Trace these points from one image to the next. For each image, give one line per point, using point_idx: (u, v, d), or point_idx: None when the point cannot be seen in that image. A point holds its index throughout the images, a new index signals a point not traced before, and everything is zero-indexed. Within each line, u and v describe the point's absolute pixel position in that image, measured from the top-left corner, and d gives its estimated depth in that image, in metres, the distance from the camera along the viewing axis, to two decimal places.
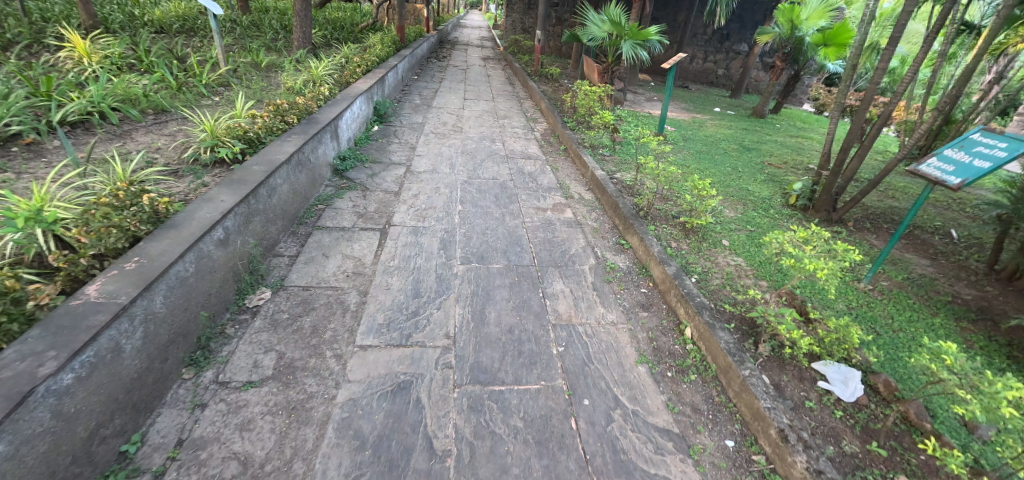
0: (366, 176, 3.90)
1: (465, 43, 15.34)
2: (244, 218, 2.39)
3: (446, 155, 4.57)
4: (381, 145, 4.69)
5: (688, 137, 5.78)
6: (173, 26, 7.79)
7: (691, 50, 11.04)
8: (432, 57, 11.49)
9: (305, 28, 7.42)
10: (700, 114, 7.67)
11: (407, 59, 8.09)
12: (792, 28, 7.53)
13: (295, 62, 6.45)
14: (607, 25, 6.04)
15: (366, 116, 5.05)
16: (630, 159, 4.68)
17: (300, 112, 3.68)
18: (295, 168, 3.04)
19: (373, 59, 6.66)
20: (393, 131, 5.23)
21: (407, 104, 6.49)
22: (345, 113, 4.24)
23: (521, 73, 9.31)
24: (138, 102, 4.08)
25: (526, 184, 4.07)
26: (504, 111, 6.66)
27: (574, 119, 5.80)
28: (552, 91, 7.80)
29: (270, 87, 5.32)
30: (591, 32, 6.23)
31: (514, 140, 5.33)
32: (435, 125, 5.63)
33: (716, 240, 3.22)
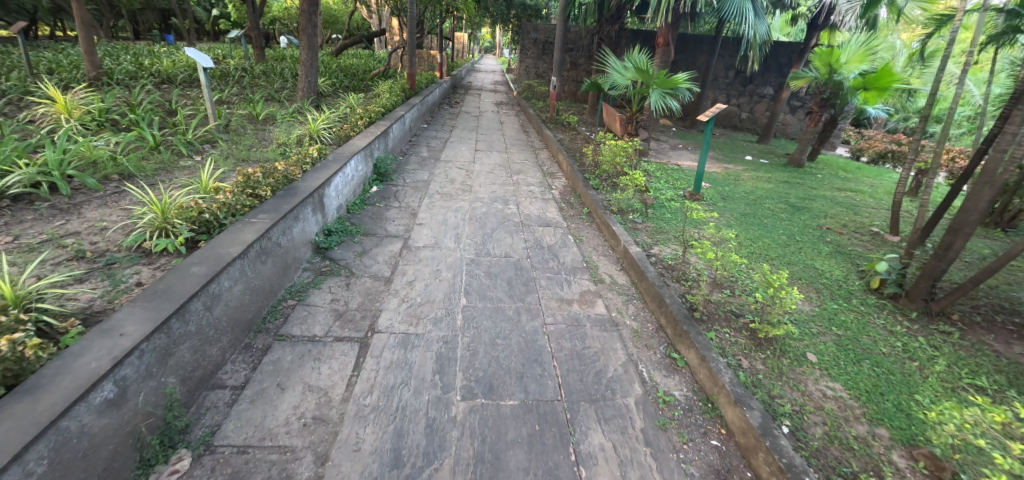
0: (355, 254, 3.27)
1: (479, 88, 15.28)
2: (160, 352, 1.72)
3: (451, 223, 3.94)
4: (377, 211, 4.09)
5: (727, 196, 5.09)
6: (178, 75, 7.59)
7: (712, 93, 10.57)
8: (444, 103, 11.25)
9: (312, 78, 7.11)
10: (733, 164, 7.01)
11: (416, 108, 7.73)
12: (830, 72, 6.85)
13: (296, 114, 6.06)
14: (631, 72, 5.51)
15: (364, 176, 4.50)
16: (667, 229, 3.99)
17: (277, 182, 3.10)
18: (257, 260, 2.41)
19: (379, 110, 6.25)
20: (394, 192, 4.65)
21: (413, 158, 5.98)
22: (336, 177, 3.67)
23: (536, 119, 8.88)
24: (103, 167, 3.58)
25: (545, 263, 3.38)
26: (518, 164, 6.10)
27: (596, 176, 5.17)
28: (569, 140, 7.27)
29: (262, 144, 4.85)
30: (612, 79, 5.69)
31: (530, 201, 4.69)
32: (441, 183, 5.06)
33: (800, 355, 2.47)
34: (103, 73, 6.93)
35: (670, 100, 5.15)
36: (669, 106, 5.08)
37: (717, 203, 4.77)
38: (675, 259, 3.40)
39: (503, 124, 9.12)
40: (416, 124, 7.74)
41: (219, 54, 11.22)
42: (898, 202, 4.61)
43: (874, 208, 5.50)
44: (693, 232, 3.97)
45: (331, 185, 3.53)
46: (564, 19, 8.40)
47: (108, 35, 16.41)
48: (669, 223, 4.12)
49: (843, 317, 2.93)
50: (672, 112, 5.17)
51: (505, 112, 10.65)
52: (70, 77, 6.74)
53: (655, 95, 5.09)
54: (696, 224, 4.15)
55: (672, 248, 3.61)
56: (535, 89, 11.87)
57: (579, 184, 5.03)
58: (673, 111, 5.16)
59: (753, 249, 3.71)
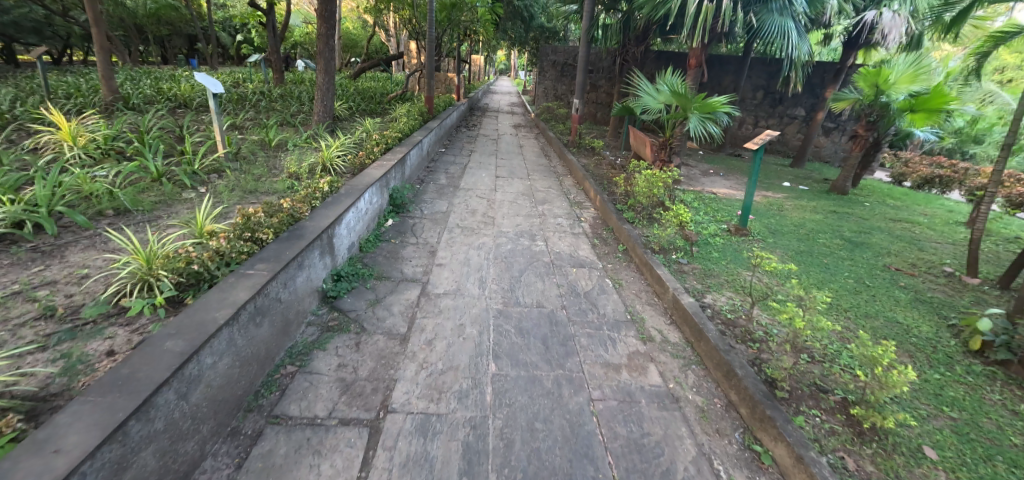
0: (367, 303, 2.87)
1: (495, 110, 15.11)
2: (111, 468, 1.32)
3: (473, 264, 3.54)
4: (392, 249, 3.72)
5: (776, 230, 4.61)
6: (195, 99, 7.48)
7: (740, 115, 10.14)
8: (461, 126, 11.04)
9: (327, 102, 6.90)
10: (771, 191, 6.52)
11: (434, 132, 7.46)
12: (876, 93, 6.33)
13: (310, 140, 5.81)
14: (665, 95, 5.16)
15: (379, 208, 4.16)
16: (717, 271, 3.52)
17: (282, 222, 2.75)
18: (251, 324, 2.03)
19: (396, 136, 5.97)
20: (411, 225, 4.29)
21: (431, 186, 5.65)
22: (348, 213, 3.32)
23: (557, 143, 8.54)
24: (98, 201, 3.29)
25: (583, 315, 2.93)
26: (542, 192, 5.72)
27: (629, 208, 4.77)
28: (593, 166, 6.89)
29: (271, 174, 4.56)
30: (644, 103, 5.35)
31: (557, 236, 4.28)
32: (461, 215, 4.70)
33: (918, 452, 1.95)
34: (120, 97, 6.83)
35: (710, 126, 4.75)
36: (710, 133, 4.67)
37: (767, 239, 4.28)
38: (734, 313, 2.93)
39: (523, 148, 8.81)
40: (434, 148, 7.46)
41: (239, 77, 11.22)
42: (976, 239, 4.06)
43: (938, 243, 4.95)
44: (748, 276, 3.50)
45: (342, 223, 3.17)
46: (587, 41, 8.12)
47: (136, 60, 16.82)
48: (718, 264, 3.66)
49: (951, 392, 2.41)
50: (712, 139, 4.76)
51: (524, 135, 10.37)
52: (87, 102, 6.65)
53: (695, 121, 4.69)
54: (749, 266, 3.67)
55: (728, 296, 3.14)
56: (554, 112, 11.60)
57: (612, 216, 4.62)
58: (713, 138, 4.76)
59: (821, 298, 3.21)
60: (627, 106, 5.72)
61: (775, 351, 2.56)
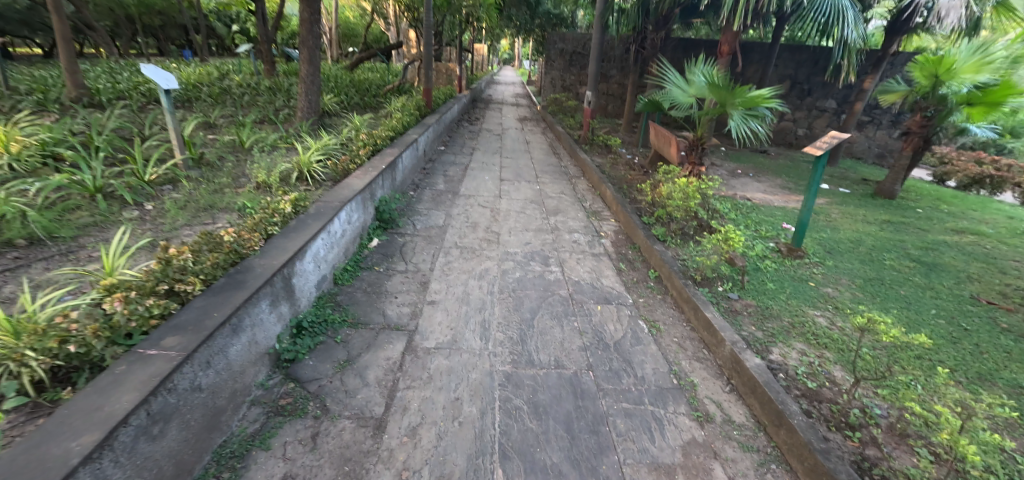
0: (334, 365, 2.21)
1: (499, 102, 14.31)
2: None
3: (473, 301, 2.86)
4: (375, 281, 3.05)
5: (832, 249, 3.89)
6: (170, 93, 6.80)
7: None
8: (463, 120, 10.31)
9: (313, 97, 6.20)
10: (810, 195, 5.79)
11: (431, 129, 6.76)
12: (934, 84, 5.51)
13: (290, 140, 5.12)
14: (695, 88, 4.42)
15: (361, 226, 3.48)
16: (777, 312, 2.82)
17: (218, 264, 2.07)
18: (142, 439, 1.38)
19: (387, 134, 5.28)
20: (401, 245, 3.62)
21: (426, 193, 4.96)
22: (316, 241, 2.65)
23: (567, 140, 7.81)
24: (7, 226, 2.64)
25: (615, 379, 2.25)
26: (553, 200, 5.02)
27: (658, 222, 4.07)
28: (609, 167, 6.17)
29: (238, 184, 3.89)
30: (670, 97, 4.60)
31: (574, 259, 3.59)
32: (460, 231, 4.00)
33: None
34: (86, 92, 6.17)
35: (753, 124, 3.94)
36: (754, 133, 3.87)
37: (826, 262, 3.57)
38: (814, 379, 2.24)
39: (530, 145, 8.07)
40: (431, 147, 6.76)
41: (226, 69, 10.50)
42: None
43: (1019, 260, 4.22)
44: (816, 317, 2.81)
45: (306, 256, 2.51)
46: (601, 28, 7.34)
47: (127, 51, 16.14)
48: (776, 299, 2.96)
49: None
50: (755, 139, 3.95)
51: (530, 130, 9.62)
52: (47, 97, 5.98)
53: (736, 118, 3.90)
54: (813, 302, 2.97)
55: (799, 351, 2.46)
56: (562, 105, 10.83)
57: (637, 233, 3.91)
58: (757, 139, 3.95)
59: (916, 351, 2.51)
60: (650, 102, 4.91)
61: (883, 445, 1.88)
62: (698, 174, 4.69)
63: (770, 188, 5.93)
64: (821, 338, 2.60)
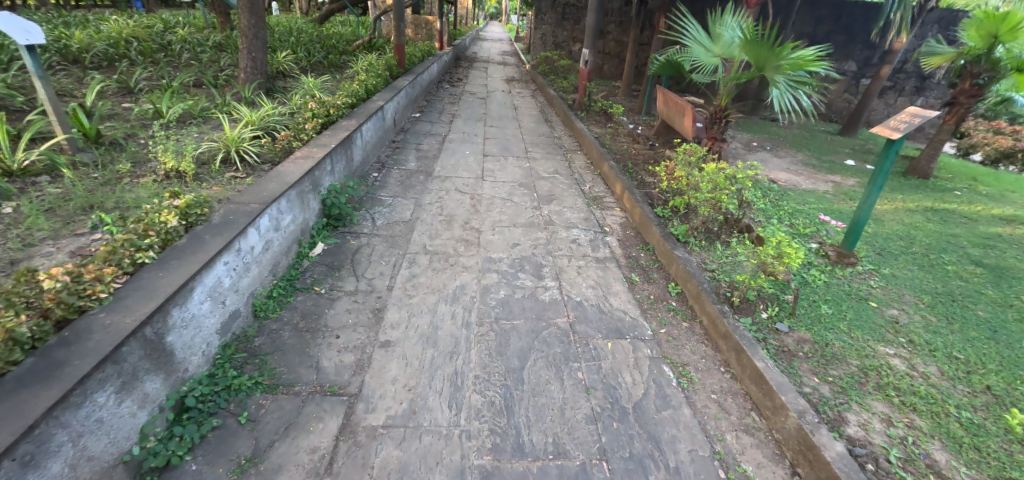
0: (228, 469, 1.51)
1: (484, 60, 13.05)
2: None
3: (442, 341, 2.13)
4: (311, 310, 2.28)
5: (881, 250, 3.23)
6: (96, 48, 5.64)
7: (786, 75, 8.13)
8: (444, 80, 9.23)
9: (258, 54, 5.13)
10: (837, 174, 5.08)
11: (403, 93, 5.79)
12: (989, 46, 4.69)
13: (224, 108, 4.17)
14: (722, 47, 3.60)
15: (300, 229, 2.68)
16: (839, 352, 2.17)
17: (22, 335, 1.30)
18: None
19: (345, 102, 4.34)
20: (354, 252, 2.84)
21: (393, 175, 4.10)
22: (214, 269, 1.87)
23: (561, 105, 6.89)
24: None
25: (639, 476, 1.59)
26: (546, 182, 4.22)
27: (675, 217, 3.33)
28: (610, 140, 5.33)
29: (142, 173, 3.00)
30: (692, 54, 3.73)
31: (573, 267, 2.84)
32: (431, 227, 3.21)
33: None
34: None
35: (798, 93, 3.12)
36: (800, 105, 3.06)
37: (881, 270, 2.91)
38: (915, 471, 1.60)
39: (518, 111, 7.12)
40: (404, 115, 5.80)
41: (169, 19, 9.09)
42: None
43: None
44: (889, 359, 2.16)
45: (190, 296, 1.73)
46: None
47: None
48: (834, 331, 2.30)
49: None
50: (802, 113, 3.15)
51: (519, 93, 8.61)
52: None
53: (775, 88, 3.09)
54: (881, 334, 2.32)
55: (884, 419, 1.81)
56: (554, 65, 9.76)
57: (651, 231, 3.18)
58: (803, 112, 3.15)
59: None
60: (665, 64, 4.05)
61: None
62: (717, 151, 3.97)
63: (792, 165, 5.19)
64: (905, 394, 1.95)
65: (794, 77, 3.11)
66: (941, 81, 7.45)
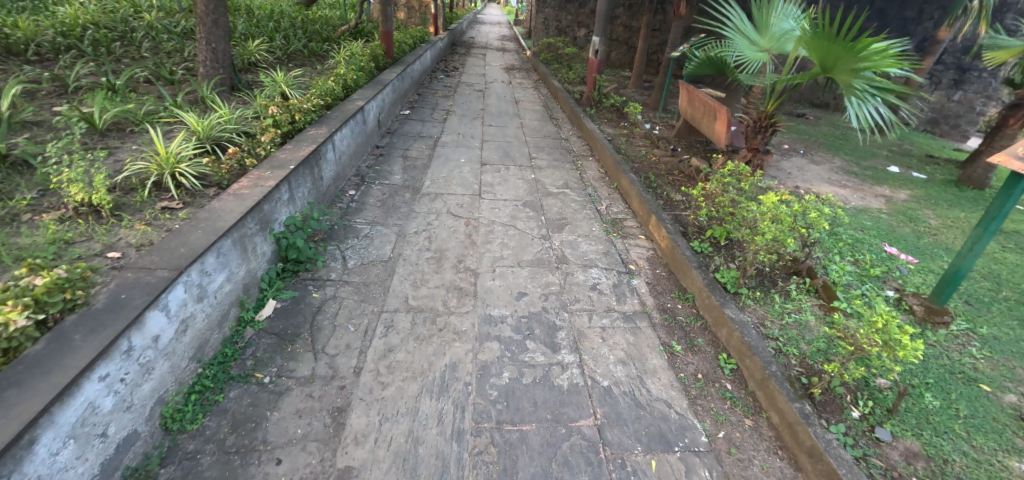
0: None
1: (482, 46, 12.19)
2: None
3: (423, 467, 1.53)
4: (247, 415, 1.69)
5: (969, 297, 2.64)
6: (39, 35, 4.91)
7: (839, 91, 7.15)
8: (438, 70, 8.46)
9: (220, 45, 4.44)
10: (884, 185, 4.45)
11: (390, 88, 5.09)
12: None
13: (170, 113, 3.49)
14: (768, 43, 3.05)
15: (241, 286, 2.08)
16: (966, 474, 1.59)
17: None
18: None
19: (318, 103, 3.66)
20: (317, 310, 2.23)
21: (374, 192, 3.45)
22: (82, 394, 1.26)
23: (567, 100, 6.20)
24: None
25: None
26: (556, 198, 3.58)
27: (717, 254, 2.72)
28: (625, 144, 4.67)
29: (47, 206, 2.36)
30: (737, 48, 3.06)
31: (597, 328, 2.22)
32: (416, 268, 2.57)
33: None
34: None
35: (890, 97, 2.43)
36: (894, 117, 2.40)
37: (980, 328, 2.32)
38: None
39: (520, 106, 6.42)
40: (391, 114, 5.11)
41: None
42: None
43: None
44: None
45: (31, 452, 1.12)
46: None
47: None
48: (952, 439, 1.71)
49: None
50: (895, 122, 2.47)
51: (520, 84, 7.87)
52: None
53: (855, 100, 2.46)
54: (1009, 438, 1.74)
55: None
56: (558, 53, 8.98)
57: (688, 273, 2.57)
58: (898, 120, 2.47)
59: None
60: (699, 65, 3.35)
61: None
62: (755, 165, 3.36)
63: (833, 174, 4.55)
64: None
65: (882, 79, 2.41)
66: (983, 73, 6.76)
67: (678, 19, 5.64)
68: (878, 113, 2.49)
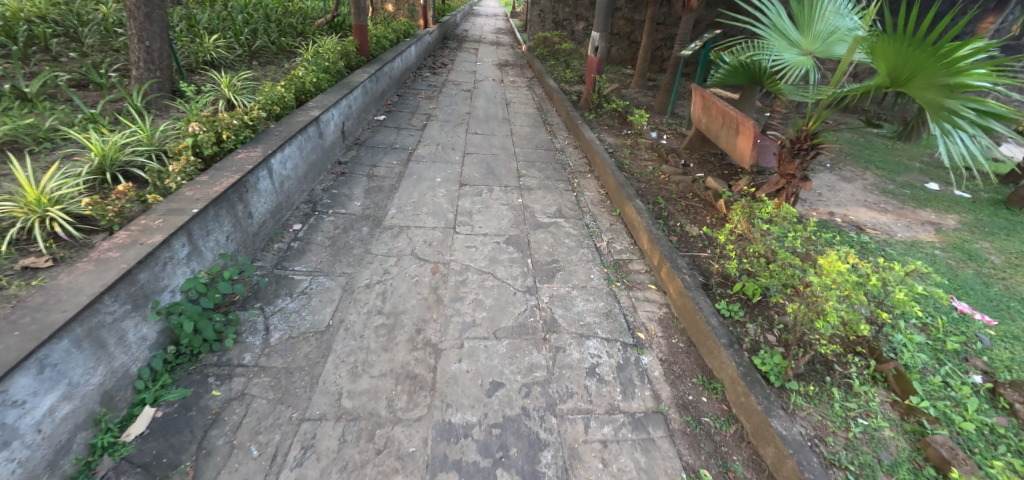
0: None
1: (475, 40, 11.48)
2: None
3: None
4: None
5: None
6: None
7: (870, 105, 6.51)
8: (424, 66, 7.78)
9: (156, 43, 3.78)
10: (928, 208, 3.85)
11: (360, 91, 4.44)
12: None
13: (77, 129, 2.87)
14: (810, 44, 2.47)
15: (94, 398, 1.47)
16: None
17: None
18: None
19: (260, 114, 3.02)
20: (211, 419, 1.62)
21: (324, 226, 2.83)
22: None
23: (563, 102, 5.54)
24: None
25: None
26: (547, 230, 2.97)
27: (751, 322, 2.11)
28: (628, 158, 4.05)
29: None
30: (776, 47, 2.43)
31: (596, 444, 1.63)
32: (358, 344, 1.97)
33: None
34: None
35: (995, 125, 1.76)
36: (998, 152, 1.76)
37: None
38: None
39: (511, 108, 5.77)
40: (361, 121, 4.46)
41: None
42: None
43: None
44: None
45: None
46: None
47: None
48: None
49: None
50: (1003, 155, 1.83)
51: (512, 82, 7.20)
52: None
53: (941, 127, 1.86)
54: None
55: None
56: (554, 49, 8.31)
57: (715, 350, 1.96)
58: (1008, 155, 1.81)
59: None
60: (727, 75, 2.66)
61: None
62: (789, 194, 2.77)
63: (868, 194, 3.94)
64: None
65: (985, 99, 1.74)
66: None
67: (688, 13, 4.99)
68: (979, 143, 1.84)
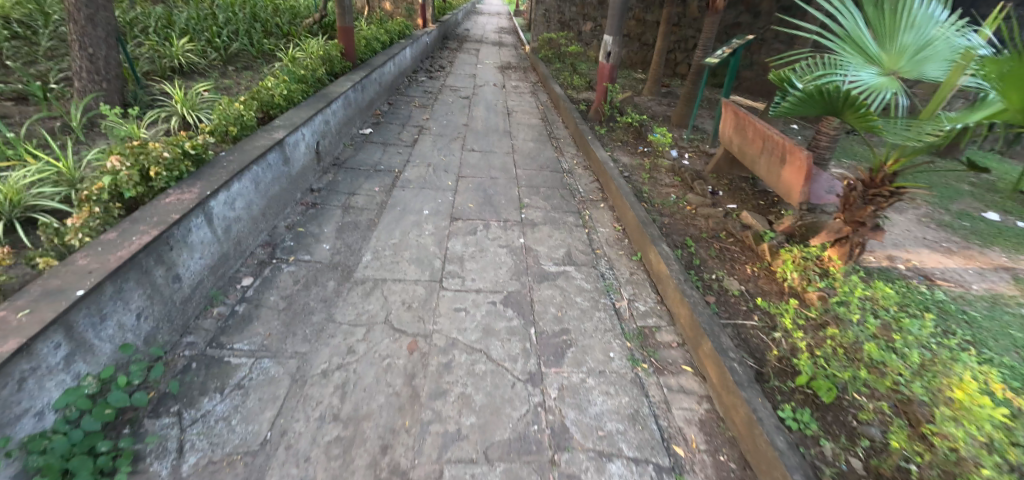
0: None
1: (477, 40, 10.95)
2: None
3: None
4: None
5: None
6: None
7: None
8: (420, 70, 7.24)
9: (100, 50, 3.26)
10: (998, 246, 3.29)
11: (341, 103, 3.91)
12: None
13: None
14: (894, 60, 1.94)
15: None
16: None
17: None
18: None
19: (208, 140, 2.50)
20: None
21: (280, 280, 2.31)
22: None
23: (571, 112, 4.99)
24: None
25: None
26: (555, 283, 2.43)
27: (829, 440, 1.57)
28: (647, 183, 3.52)
29: None
30: (852, 64, 1.92)
31: None
32: (299, 475, 1.45)
33: None
34: None
35: None
36: None
37: None
38: None
39: (513, 119, 5.23)
40: (343, 136, 3.93)
41: None
42: None
43: None
44: None
45: None
46: None
47: None
48: None
49: None
50: None
51: (515, 88, 6.65)
52: None
53: None
54: None
55: None
56: (560, 51, 7.74)
57: None
58: None
59: None
60: (797, 104, 2.00)
61: None
62: (851, 242, 2.28)
63: (926, 228, 3.39)
64: None
65: None
66: None
67: (713, 15, 4.39)
68: None
